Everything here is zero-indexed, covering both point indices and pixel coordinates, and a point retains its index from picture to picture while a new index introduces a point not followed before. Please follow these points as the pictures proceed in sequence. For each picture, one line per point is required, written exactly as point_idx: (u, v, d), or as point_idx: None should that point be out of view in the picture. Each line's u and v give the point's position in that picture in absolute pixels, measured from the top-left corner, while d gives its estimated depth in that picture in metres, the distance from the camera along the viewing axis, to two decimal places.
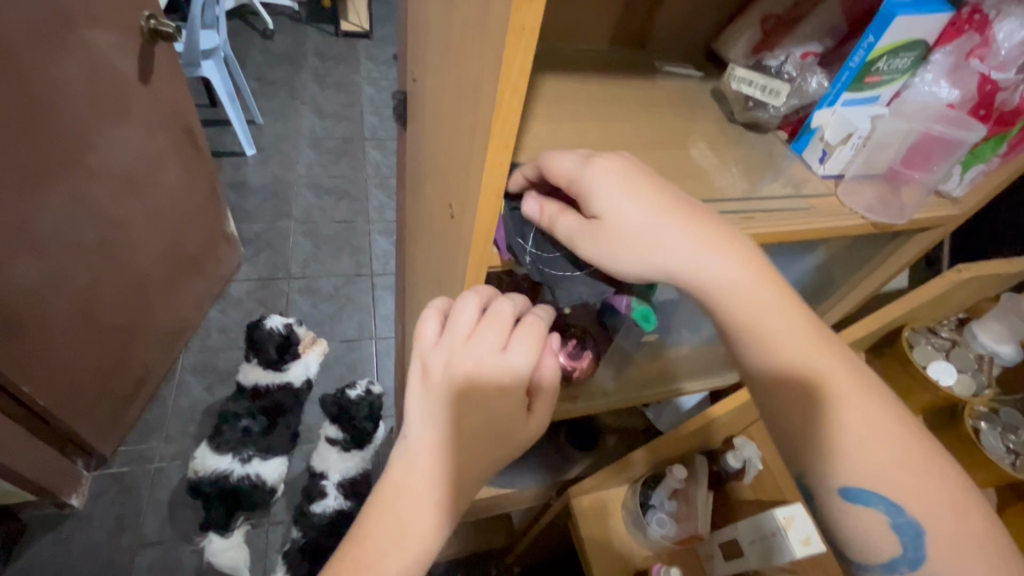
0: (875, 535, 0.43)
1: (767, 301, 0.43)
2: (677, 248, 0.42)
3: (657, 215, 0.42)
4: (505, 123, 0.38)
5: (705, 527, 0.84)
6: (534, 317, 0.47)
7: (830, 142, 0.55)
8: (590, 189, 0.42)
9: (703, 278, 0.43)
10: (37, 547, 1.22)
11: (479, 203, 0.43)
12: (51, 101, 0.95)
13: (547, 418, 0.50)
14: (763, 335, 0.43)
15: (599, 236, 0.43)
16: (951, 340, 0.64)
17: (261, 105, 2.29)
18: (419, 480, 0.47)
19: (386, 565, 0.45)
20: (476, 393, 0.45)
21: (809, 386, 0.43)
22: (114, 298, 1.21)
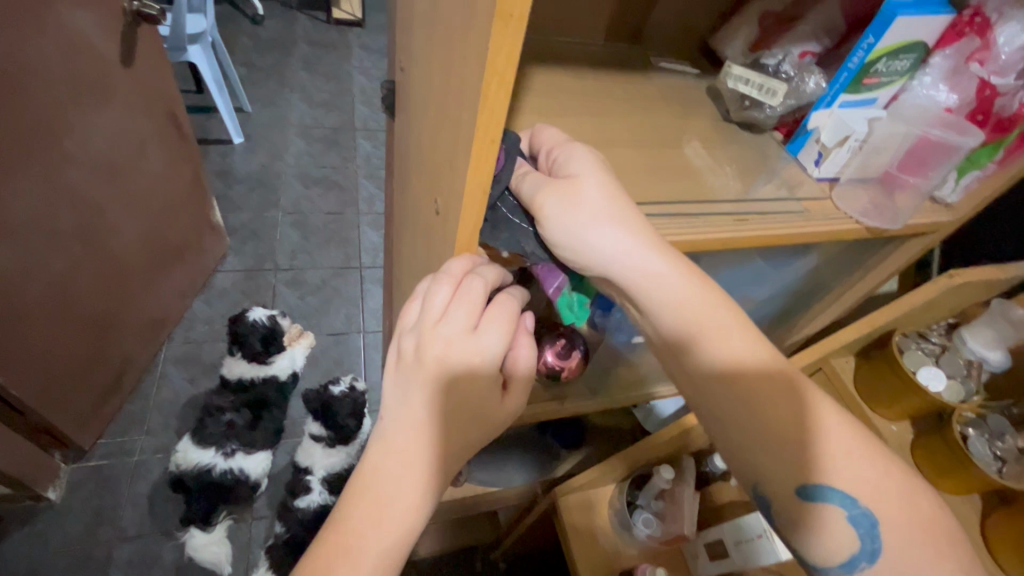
0: (828, 528, 0.42)
1: (708, 300, 0.44)
2: (622, 235, 0.43)
3: (617, 201, 0.43)
4: (491, 117, 0.37)
5: (691, 528, 0.83)
6: (506, 298, 0.47)
7: (826, 144, 0.54)
8: (569, 156, 0.44)
9: (640, 267, 0.43)
10: (11, 541, 1.20)
11: (464, 194, 0.42)
12: (27, 82, 0.91)
13: (523, 399, 0.49)
14: (703, 316, 0.44)
15: (563, 193, 0.43)
16: (941, 345, 0.65)
17: (250, 92, 2.24)
18: (400, 464, 0.44)
19: (366, 547, 0.42)
20: (448, 374, 0.44)
21: (765, 376, 0.43)
22: (94, 288, 1.17)
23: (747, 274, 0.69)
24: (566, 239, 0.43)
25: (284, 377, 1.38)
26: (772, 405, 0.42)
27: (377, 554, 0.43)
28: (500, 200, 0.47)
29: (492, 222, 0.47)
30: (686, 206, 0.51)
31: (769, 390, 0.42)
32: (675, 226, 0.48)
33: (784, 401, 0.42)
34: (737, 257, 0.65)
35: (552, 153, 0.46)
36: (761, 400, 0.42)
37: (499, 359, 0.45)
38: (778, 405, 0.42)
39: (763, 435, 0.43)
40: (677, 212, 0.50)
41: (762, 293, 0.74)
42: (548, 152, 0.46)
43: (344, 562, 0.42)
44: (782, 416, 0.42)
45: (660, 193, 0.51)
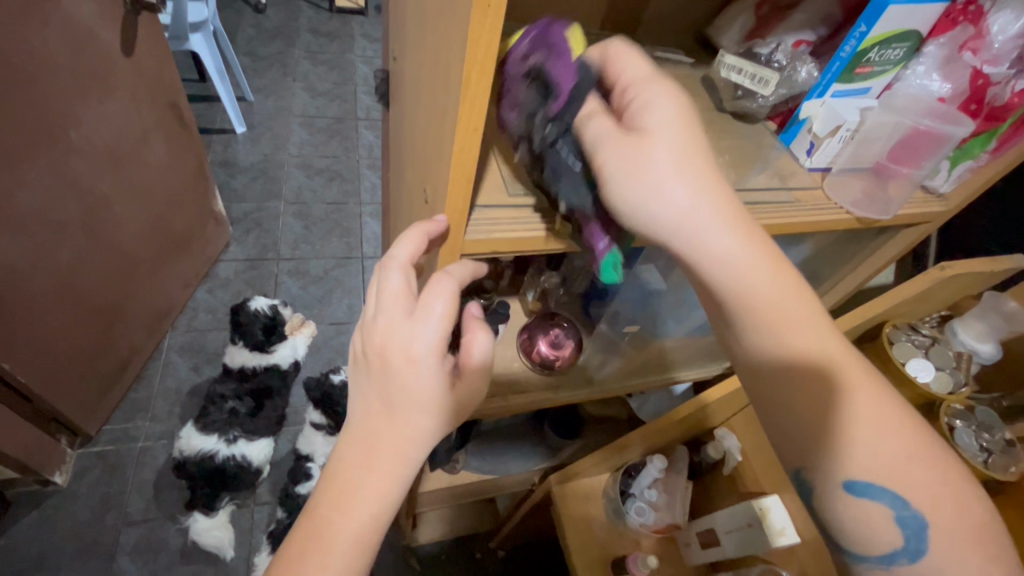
0: (876, 527, 0.43)
1: (772, 284, 0.43)
2: (701, 202, 0.41)
3: (689, 161, 0.41)
4: (473, 106, 0.37)
5: (683, 517, 0.85)
6: (443, 279, 0.46)
7: (818, 134, 0.53)
8: (648, 102, 0.42)
9: (705, 233, 0.42)
10: (20, 524, 1.22)
11: (449, 181, 0.42)
12: (28, 72, 0.91)
13: (479, 381, 0.48)
14: (771, 299, 0.43)
15: (636, 148, 0.41)
16: (931, 337, 0.64)
17: (252, 81, 2.24)
18: (359, 456, 0.45)
19: (334, 531, 0.44)
20: (386, 360, 0.45)
21: (809, 366, 0.43)
22: (98, 277, 1.19)
23: None
24: (625, 202, 0.41)
25: (286, 365, 1.40)
26: (809, 394, 0.43)
27: (343, 543, 0.44)
28: (561, 138, 0.43)
29: (552, 166, 0.43)
30: None
31: (802, 389, 0.43)
32: None
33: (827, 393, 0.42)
34: None
35: (626, 92, 0.44)
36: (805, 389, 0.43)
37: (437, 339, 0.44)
38: (819, 395, 0.43)
39: (810, 431, 0.43)
40: None
41: None
42: (622, 91, 0.44)
43: (315, 551, 0.44)
44: (822, 412, 0.43)
45: None
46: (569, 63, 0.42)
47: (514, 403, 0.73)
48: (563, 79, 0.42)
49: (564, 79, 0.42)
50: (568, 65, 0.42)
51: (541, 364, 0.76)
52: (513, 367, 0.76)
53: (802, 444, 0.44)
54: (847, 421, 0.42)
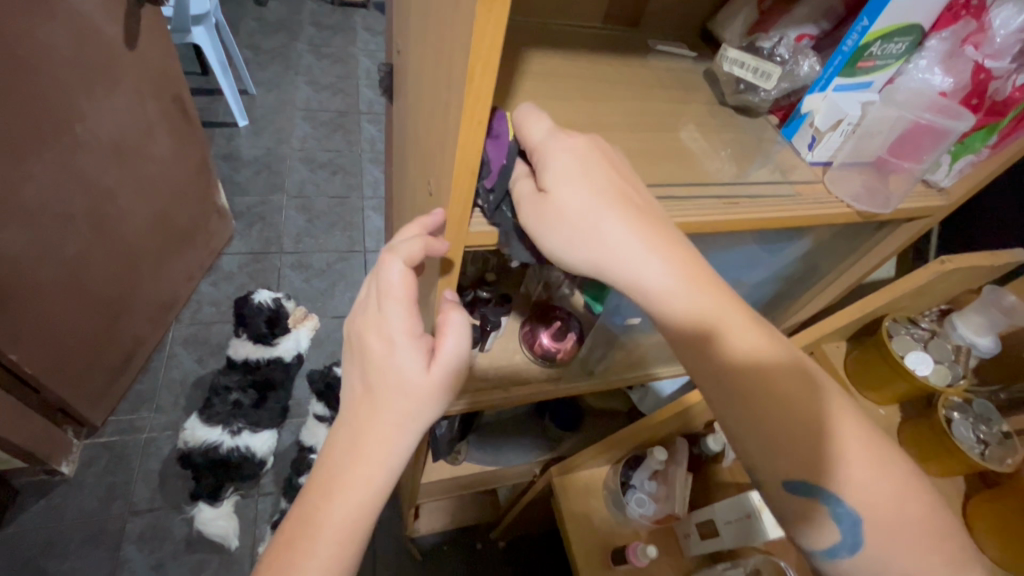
0: (818, 525, 0.44)
1: (715, 300, 0.43)
2: (615, 240, 0.42)
3: (600, 208, 0.42)
4: (477, 99, 0.37)
5: (682, 508, 0.86)
6: (391, 259, 0.45)
7: (820, 128, 0.54)
8: (547, 162, 0.43)
9: (635, 274, 0.43)
10: (28, 513, 1.24)
11: (453, 173, 0.42)
12: (33, 66, 0.92)
13: (452, 366, 0.46)
14: (702, 320, 0.43)
15: (542, 210, 0.44)
16: (931, 330, 0.65)
17: (255, 75, 2.24)
18: (343, 442, 0.46)
19: (323, 519, 0.45)
20: (362, 347, 0.47)
21: (752, 378, 0.43)
22: (103, 270, 1.20)
23: (740, 256, 0.70)
24: (556, 256, 0.45)
25: (289, 358, 1.41)
26: (766, 405, 0.43)
27: (332, 529, 0.45)
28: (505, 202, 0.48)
29: (506, 228, 0.48)
30: (675, 187, 0.52)
31: (764, 393, 0.43)
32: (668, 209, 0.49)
33: (778, 402, 0.42)
34: (729, 240, 0.66)
35: (533, 153, 0.45)
36: (756, 400, 0.43)
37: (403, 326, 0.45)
38: (772, 406, 0.42)
39: (766, 436, 0.43)
40: (666, 195, 0.50)
41: (755, 276, 0.75)
42: (530, 153, 0.45)
43: (305, 536, 0.45)
44: (779, 418, 0.42)
45: (649, 175, 0.52)
46: (503, 143, 0.47)
47: (515, 395, 0.75)
48: (495, 158, 0.47)
49: (496, 159, 0.47)
50: (501, 145, 0.47)
51: (544, 357, 0.77)
52: (514, 359, 0.78)
53: (753, 448, 0.44)
54: (810, 426, 0.42)
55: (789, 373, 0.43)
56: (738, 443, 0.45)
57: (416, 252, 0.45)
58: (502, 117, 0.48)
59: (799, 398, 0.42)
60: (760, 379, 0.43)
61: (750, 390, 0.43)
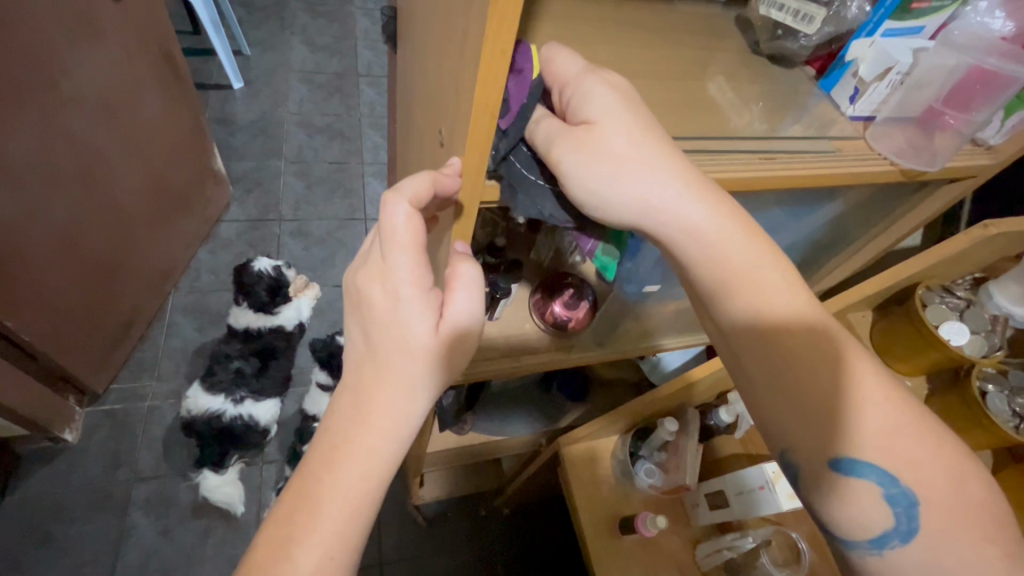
0: (866, 506, 0.41)
1: (747, 249, 0.43)
2: (654, 181, 0.42)
3: (641, 145, 0.42)
4: (501, 24, 0.33)
5: (692, 480, 0.84)
6: (392, 203, 0.41)
7: (864, 78, 0.50)
8: (586, 95, 0.42)
9: (671, 215, 0.42)
10: (33, 479, 1.24)
11: (470, 115, 0.38)
12: (13, 16, 0.86)
13: (463, 320, 0.44)
14: (733, 267, 0.43)
15: (580, 146, 0.42)
16: (966, 299, 0.62)
17: (248, 34, 2.14)
18: (347, 407, 0.44)
19: (326, 489, 0.43)
20: (365, 302, 0.44)
21: (782, 331, 0.43)
22: (97, 235, 1.16)
23: (764, 221, 0.66)
24: (583, 195, 0.43)
25: (291, 327, 1.40)
26: (805, 366, 0.42)
27: (335, 501, 0.42)
28: (513, 151, 0.45)
29: (508, 180, 0.46)
30: (709, 141, 0.48)
31: (788, 350, 0.42)
32: (703, 162, 0.46)
33: (818, 358, 0.42)
34: (755, 202, 0.62)
35: (564, 91, 0.44)
36: (794, 359, 0.42)
37: (411, 279, 0.42)
38: (813, 363, 0.42)
39: (802, 394, 0.42)
40: (700, 148, 0.47)
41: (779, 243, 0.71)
42: (560, 90, 0.44)
43: (306, 510, 0.42)
44: (820, 378, 0.42)
45: (682, 128, 0.49)
46: (526, 81, 0.43)
47: (525, 364, 0.74)
48: (514, 100, 0.43)
49: (516, 96, 0.43)
50: (524, 83, 0.43)
51: (554, 326, 0.75)
52: (524, 328, 0.75)
53: (786, 407, 0.43)
54: (845, 386, 0.41)
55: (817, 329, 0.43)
56: (766, 404, 0.44)
57: (423, 192, 0.42)
58: (527, 51, 0.43)
59: (831, 353, 0.42)
60: (786, 332, 0.43)
61: (784, 343, 0.42)
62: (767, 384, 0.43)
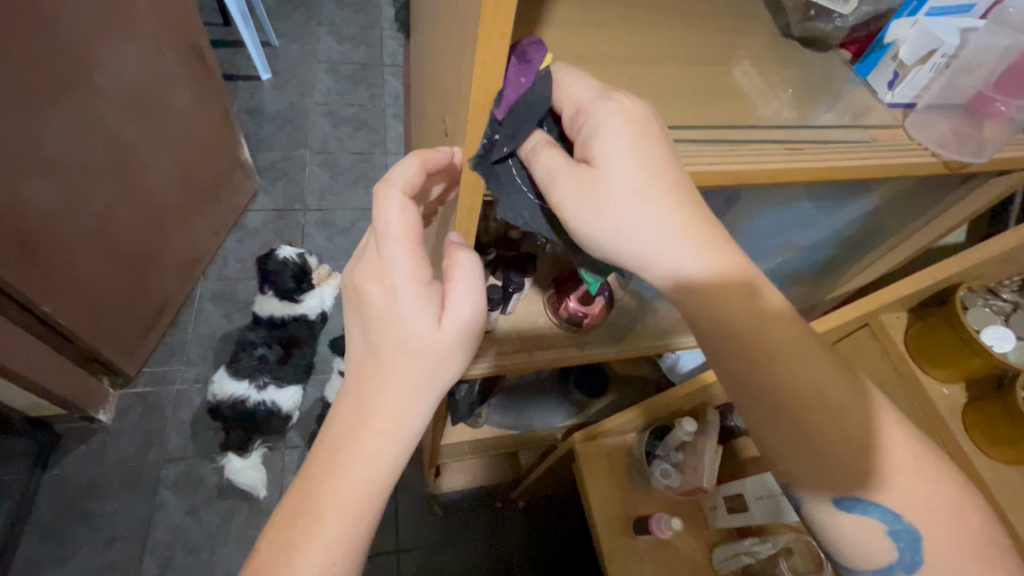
0: (870, 545, 0.44)
1: (746, 307, 0.41)
2: (653, 228, 0.39)
3: (652, 187, 0.39)
4: (498, 6, 0.31)
5: (710, 482, 0.81)
6: (387, 192, 0.40)
7: (905, 62, 0.46)
8: (596, 126, 0.39)
9: (672, 263, 0.40)
10: (70, 457, 1.29)
11: (471, 105, 0.37)
12: (49, 11, 0.88)
13: (466, 312, 0.42)
14: (753, 338, 0.41)
15: (588, 183, 0.39)
16: (1014, 303, 0.57)
17: (276, 25, 2.16)
18: (350, 410, 0.43)
19: (329, 492, 0.42)
20: (363, 299, 0.43)
21: (784, 398, 0.41)
22: (129, 223, 1.19)
23: (792, 215, 0.63)
24: (581, 232, 0.41)
25: (314, 316, 1.41)
26: (805, 416, 0.41)
27: (337, 505, 0.42)
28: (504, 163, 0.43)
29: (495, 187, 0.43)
30: (729, 130, 0.46)
31: (800, 411, 0.41)
32: (715, 153, 0.43)
33: (829, 412, 0.41)
34: (784, 194, 0.59)
35: (577, 116, 0.41)
36: (794, 415, 0.42)
37: (408, 272, 0.41)
38: (823, 419, 0.41)
39: (807, 445, 0.42)
40: (719, 138, 0.45)
41: (809, 237, 0.68)
42: (572, 116, 0.41)
43: (310, 507, 0.42)
44: (825, 428, 0.41)
45: (702, 117, 0.46)
46: (530, 69, 0.39)
47: (537, 359, 0.72)
48: (512, 91, 0.39)
49: (522, 83, 0.39)
50: (529, 71, 0.39)
51: (568, 322, 0.73)
52: (537, 323, 0.75)
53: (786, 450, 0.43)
54: (848, 431, 0.41)
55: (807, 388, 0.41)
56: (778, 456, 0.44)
57: (415, 178, 0.41)
58: (539, 46, 0.40)
59: (835, 409, 0.41)
60: (795, 394, 0.41)
61: (793, 407, 0.41)
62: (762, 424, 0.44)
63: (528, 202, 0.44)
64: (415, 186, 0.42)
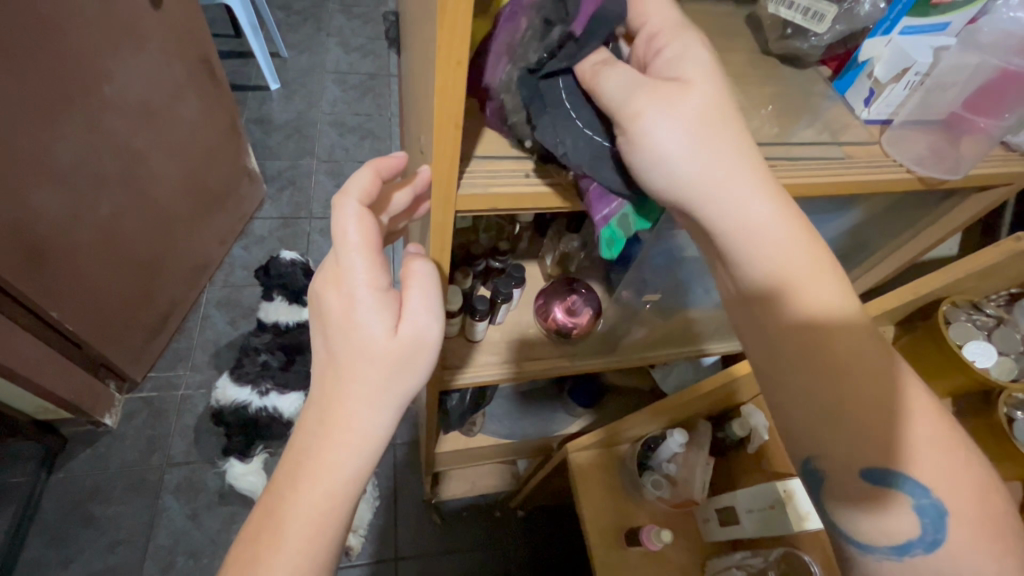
0: (892, 515, 0.40)
1: (797, 257, 0.39)
2: (724, 163, 0.39)
3: (721, 117, 0.39)
4: (452, 33, 0.33)
5: (702, 494, 0.83)
6: (345, 203, 0.41)
7: (879, 80, 0.47)
8: (679, 52, 0.39)
9: (735, 192, 0.39)
10: (76, 460, 1.32)
11: (435, 127, 0.38)
12: (60, 24, 0.90)
13: (424, 319, 0.44)
14: (799, 289, 0.40)
15: (670, 100, 0.38)
16: (997, 317, 0.58)
17: (286, 37, 2.21)
18: (314, 421, 0.44)
19: (293, 504, 0.43)
20: (323, 307, 0.44)
21: (826, 357, 0.39)
22: (137, 231, 1.22)
23: None
24: (647, 153, 0.39)
25: None
26: (853, 373, 0.39)
27: (301, 518, 0.43)
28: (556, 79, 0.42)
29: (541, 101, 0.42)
30: None
31: (843, 378, 0.39)
32: None
33: (870, 375, 0.39)
34: None
35: (651, 43, 0.41)
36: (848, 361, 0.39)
37: (366, 281, 0.42)
38: (861, 382, 0.39)
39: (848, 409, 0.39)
40: None
41: None
42: (649, 39, 0.41)
43: (280, 519, 0.43)
44: (865, 394, 0.39)
45: None
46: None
47: (525, 370, 0.73)
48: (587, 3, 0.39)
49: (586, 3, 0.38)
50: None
51: (558, 331, 0.74)
52: (528, 333, 0.75)
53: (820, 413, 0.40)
54: (870, 414, 0.39)
55: (849, 352, 0.39)
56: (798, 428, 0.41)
57: (369, 187, 0.42)
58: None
59: (880, 374, 0.39)
60: (843, 351, 0.39)
61: (835, 366, 0.39)
62: (801, 375, 0.40)
63: (576, 128, 0.42)
64: (372, 196, 0.43)
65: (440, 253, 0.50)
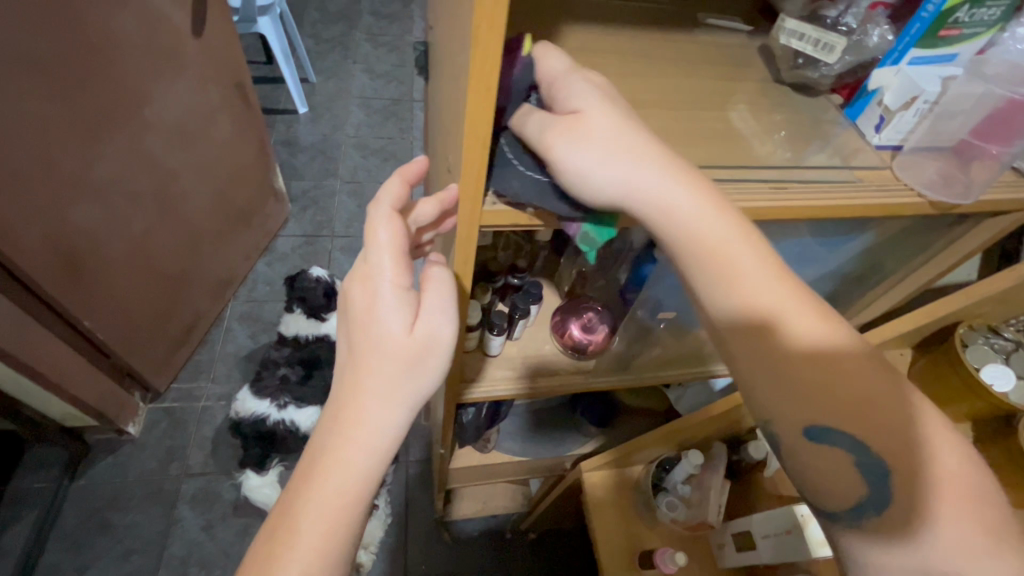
0: (842, 478, 0.42)
1: (731, 238, 0.43)
2: (646, 170, 0.42)
3: (625, 133, 0.42)
4: (483, 64, 0.35)
5: (716, 517, 0.81)
6: (376, 208, 0.44)
7: (889, 107, 0.50)
8: (568, 91, 0.43)
9: (657, 201, 0.42)
10: (97, 468, 1.35)
11: (465, 148, 0.41)
12: (109, 53, 0.97)
13: (441, 321, 0.46)
14: (736, 275, 0.43)
15: (571, 130, 0.42)
16: (1014, 342, 0.59)
17: (315, 64, 2.30)
18: (333, 417, 0.46)
19: (306, 502, 0.44)
20: (350, 306, 0.46)
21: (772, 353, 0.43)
22: (167, 245, 1.27)
23: (795, 250, 0.65)
24: (575, 178, 0.42)
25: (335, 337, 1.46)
26: (800, 360, 0.42)
27: (313, 516, 0.44)
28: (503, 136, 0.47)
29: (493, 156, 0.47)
30: (720, 170, 0.48)
31: (787, 368, 0.42)
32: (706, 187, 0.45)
33: (815, 364, 0.42)
34: (785, 230, 0.61)
35: (551, 86, 0.44)
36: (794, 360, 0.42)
37: (389, 282, 0.44)
38: (806, 374, 0.42)
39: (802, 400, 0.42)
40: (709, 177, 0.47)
41: (811, 272, 0.70)
42: (549, 85, 0.44)
43: (292, 518, 0.44)
44: (813, 378, 0.42)
45: (695, 158, 0.49)
46: (514, 59, 0.44)
47: (541, 386, 0.74)
48: (506, 75, 0.44)
49: (506, 73, 0.44)
50: (514, 61, 0.44)
51: (574, 348, 0.76)
52: (543, 350, 0.77)
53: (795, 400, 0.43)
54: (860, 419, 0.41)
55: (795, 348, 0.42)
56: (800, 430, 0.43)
57: (400, 194, 0.44)
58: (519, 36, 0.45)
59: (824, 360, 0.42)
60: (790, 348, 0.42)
61: (790, 366, 0.42)
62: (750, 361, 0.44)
63: (520, 172, 0.45)
64: (403, 201, 0.45)
65: (466, 263, 0.52)
